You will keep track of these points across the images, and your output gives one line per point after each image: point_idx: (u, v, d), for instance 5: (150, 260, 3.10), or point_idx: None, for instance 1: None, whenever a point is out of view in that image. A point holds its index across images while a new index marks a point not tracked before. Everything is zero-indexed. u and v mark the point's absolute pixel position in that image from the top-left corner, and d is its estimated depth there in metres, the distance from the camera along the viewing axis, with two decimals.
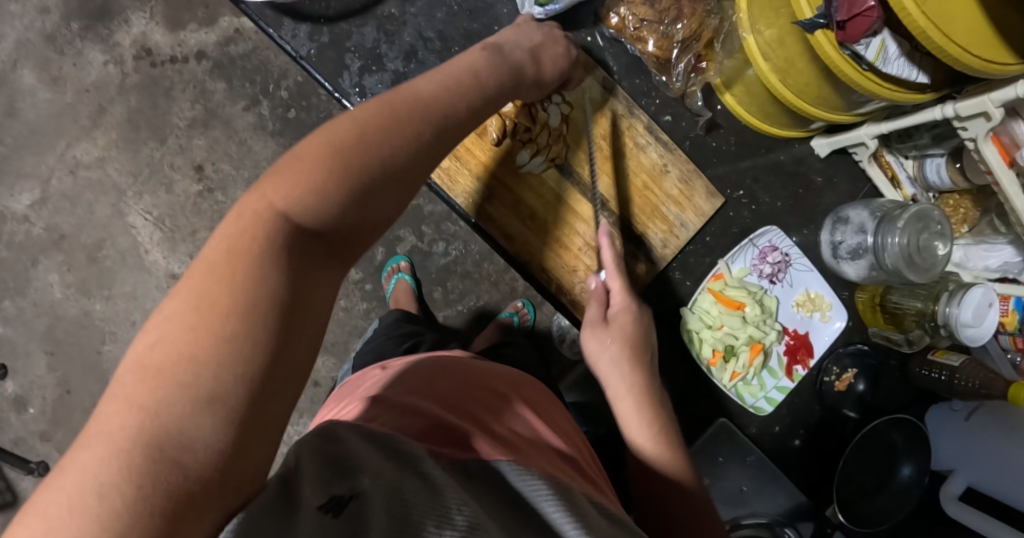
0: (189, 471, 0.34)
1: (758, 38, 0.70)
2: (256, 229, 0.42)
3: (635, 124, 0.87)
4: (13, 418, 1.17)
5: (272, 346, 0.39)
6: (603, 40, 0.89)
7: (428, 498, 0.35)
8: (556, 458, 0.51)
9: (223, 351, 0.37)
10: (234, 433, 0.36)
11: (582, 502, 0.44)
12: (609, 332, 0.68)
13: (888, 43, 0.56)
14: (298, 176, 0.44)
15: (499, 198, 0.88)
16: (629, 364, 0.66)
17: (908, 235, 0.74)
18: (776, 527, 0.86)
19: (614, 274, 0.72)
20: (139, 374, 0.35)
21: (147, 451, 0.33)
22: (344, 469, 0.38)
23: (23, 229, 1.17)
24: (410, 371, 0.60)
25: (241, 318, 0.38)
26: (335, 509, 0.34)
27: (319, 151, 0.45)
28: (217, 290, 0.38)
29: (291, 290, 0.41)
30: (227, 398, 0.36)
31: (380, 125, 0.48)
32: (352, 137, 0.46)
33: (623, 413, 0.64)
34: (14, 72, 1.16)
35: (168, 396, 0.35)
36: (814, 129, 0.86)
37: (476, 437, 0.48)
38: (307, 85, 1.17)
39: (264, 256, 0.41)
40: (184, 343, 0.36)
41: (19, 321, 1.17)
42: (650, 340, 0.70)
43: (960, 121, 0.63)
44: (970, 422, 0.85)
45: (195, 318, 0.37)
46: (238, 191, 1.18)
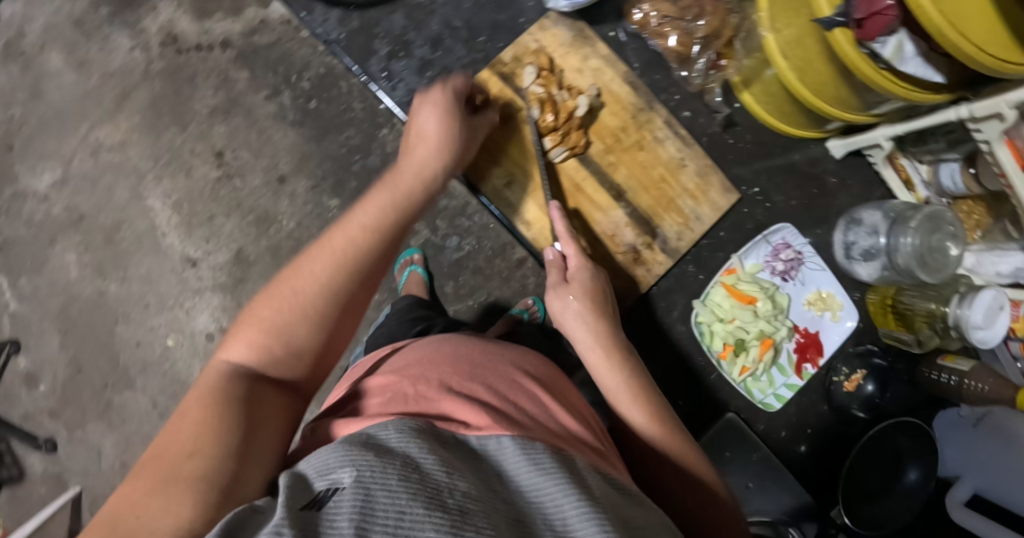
0: (187, 499, 0.40)
1: (778, 37, 0.71)
2: (210, 379, 0.51)
3: (654, 118, 0.89)
4: (23, 394, 1.19)
5: (233, 433, 0.46)
6: (626, 35, 0.92)
7: (413, 485, 0.38)
8: (563, 433, 0.53)
9: (206, 432, 0.45)
10: (223, 465, 0.43)
11: (589, 479, 0.46)
12: (569, 290, 0.77)
13: (905, 43, 0.57)
14: (257, 324, 0.55)
15: (520, 187, 0.89)
16: (593, 319, 0.73)
17: (920, 236, 0.76)
18: (780, 526, 0.85)
19: (567, 242, 0.82)
20: (143, 465, 0.43)
21: (149, 493, 0.40)
22: (334, 458, 0.41)
23: (43, 209, 1.19)
24: (419, 352, 0.63)
25: (216, 413, 0.47)
26: (323, 508, 0.37)
27: (271, 298, 0.57)
28: (195, 409, 0.47)
29: (245, 407, 0.49)
30: (206, 449, 0.44)
31: (303, 276, 0.58)
32: (275, 295, 0.56)
33: (598, 369, 0.68)
34: (42, 55, 1.19)
35: (162, 461, 0.43)
36: (830, 129, 0.86)
37: (477, 415, 0.50)
38: (329, 77, 1.18)
39: (209, 393, 0.49)
40: (176, 437, 0.45)
41: (34, 298, 1.19)
42: (607, 294, 0.79)
43: (975, 123, 0.64)
44: (977, 429, 0.84)
45: (180, 423, 0.46)
46: (255, 179, 1.19)
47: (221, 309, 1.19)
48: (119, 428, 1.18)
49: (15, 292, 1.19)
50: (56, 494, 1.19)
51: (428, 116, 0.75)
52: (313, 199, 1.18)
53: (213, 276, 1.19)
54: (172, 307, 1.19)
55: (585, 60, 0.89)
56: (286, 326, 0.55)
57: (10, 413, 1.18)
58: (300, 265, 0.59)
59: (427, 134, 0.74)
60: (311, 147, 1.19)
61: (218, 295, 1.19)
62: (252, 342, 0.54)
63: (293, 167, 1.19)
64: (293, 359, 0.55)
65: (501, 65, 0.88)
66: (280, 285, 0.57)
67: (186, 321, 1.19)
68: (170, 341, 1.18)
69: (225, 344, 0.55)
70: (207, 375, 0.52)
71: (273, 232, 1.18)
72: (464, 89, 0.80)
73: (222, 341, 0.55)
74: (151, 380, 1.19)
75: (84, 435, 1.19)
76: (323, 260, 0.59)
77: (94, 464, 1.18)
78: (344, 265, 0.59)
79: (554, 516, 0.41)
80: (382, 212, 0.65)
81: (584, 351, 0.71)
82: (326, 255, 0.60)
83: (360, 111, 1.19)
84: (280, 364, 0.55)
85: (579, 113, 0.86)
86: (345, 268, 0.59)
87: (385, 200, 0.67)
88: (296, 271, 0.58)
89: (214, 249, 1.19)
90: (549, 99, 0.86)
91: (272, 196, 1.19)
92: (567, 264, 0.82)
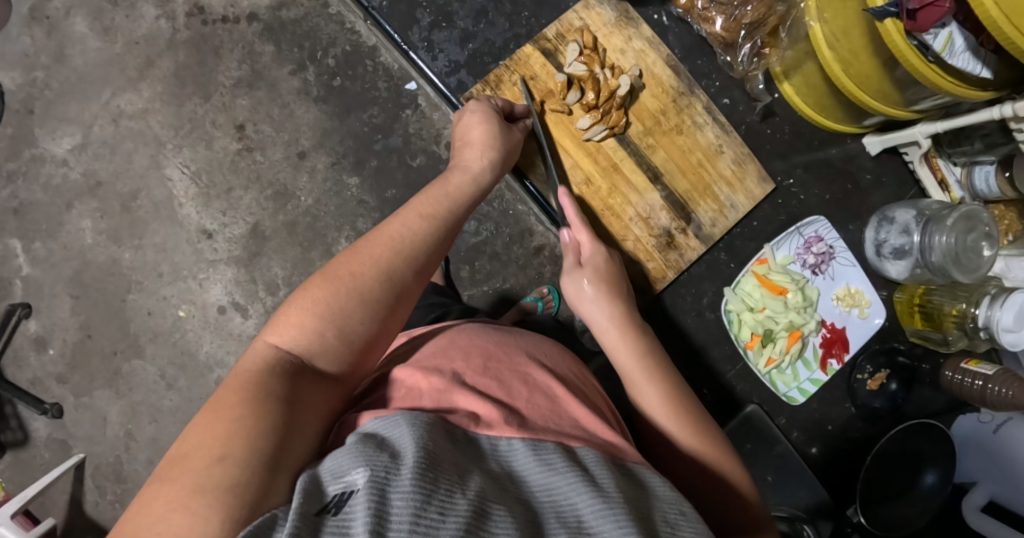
0: (209, 515, 0.39)
1: (824, 27, 0.71)
2: (255, 364, 0.52)
3: (694, 103, 0.89)
4: (32, 357, 1.18)
5: (269, 428, 0.46)
6: (669, 19, 0.92)
7: (428, 485, 0.38)
8: (576, 430, 0.52)
9: (240, 430, 0.44)
10: (250, 470, 0.42)
11: (600, 472, 0.45)
12: (582, 275, 0.75)
13: (955, 36, 0.56)
14: (307, 307, 0.56)
15: (559, 164, 0.88)
16: (607, 300, 0.72)
17: (956, 234, 0.76)
18: (795, 522, 0.85)
19: (578, 227, 0.79)
20: (170, 467, 0.43)
21: (173, 503, 0.40)
22: (346, 460, 0.41)
23: (61, 172, 1.19)
24: (437, 340, 0.62)
25: (250, 406, 0.46)
26: (334, 514, 0.37)
27: (325, 280, 0.57)
28: (232, 399, 0.47)
29: (285, 399, 0.49)
30: (235, 454, 0.43)
31: (358, 261, 0.60)
32: (329, 278, 0.58)
33: (615, 350, 0.67)
34: (67, 20, 1.18)
35: (189, 465, 0.42)
36: (867, 125, 0.87)
37: (491, 412, 0.50)
38: (355, 55, 1.18)
39: (252, 381, 0.49)
40: (206, 435, 0.44)
41: (48, 263, 1.18)
42: (622, 275, 0.77)
43: (1018, 122, 0.63)
44: (998, 434, 0.85)
45: (213, 417, 0.45)
46: (276, 153, 1.18)
47: (234, 283, 1.18)
48: (127, 396, 1.18)
49: (28, 255, 1.18)
50: (59, 459, 1.19)
51: (473, 121, 0.79)
52: (333, 176, 1.17)
53: (227, 249, 1.19)
54: (185, 277, 1.19)
55: (628, 41, 0.89)
56: (338, 313, 0.56)
57: (17, 376, 1.18)
58: (355, 252, 0.61)
59: (469, 140, 0.78)
60: (334, 124, 1.18)
61: (233, 268, 1.18)
62: (302, 327, 0.55)
63: (314, 144, 1.18)
64: (343, 348, 0.56)
65: (544, 41, 0.89)
66: (333, 272, 0.58)
67: (199, 292, 1.18)
68: (182, 312, 1.18)
69: (272, 326, 0.55)
70: (254, 357, 0.53)
71: (291, 208, 1.18)
72: (506, 105, 0.83)
73: (268, 323, 0.56)
74: (160, 349, 1.18)
75: (91, 402, 1.18)
76: (376, 250, 0.61)
77: (100, 431, 1.18)
78: (398, 258, 0.62)
79: (569, 514, 0.42)
80: (437, 211, 0.69)
81: (600, 334, 0.70)
82: (378, 245, 0.62)
83: (385, 90, 1.18)
84: (329, 353, 0.55)
85: (622, 93, 0.86)
86: (397, 262, 0.62)
87: (434, 199, 0.70)
88: (351, 260, 0.60)
89: (231, 222, 1.18)
90: (593, 79, 0.86)
91: (291, 171, 1.18)
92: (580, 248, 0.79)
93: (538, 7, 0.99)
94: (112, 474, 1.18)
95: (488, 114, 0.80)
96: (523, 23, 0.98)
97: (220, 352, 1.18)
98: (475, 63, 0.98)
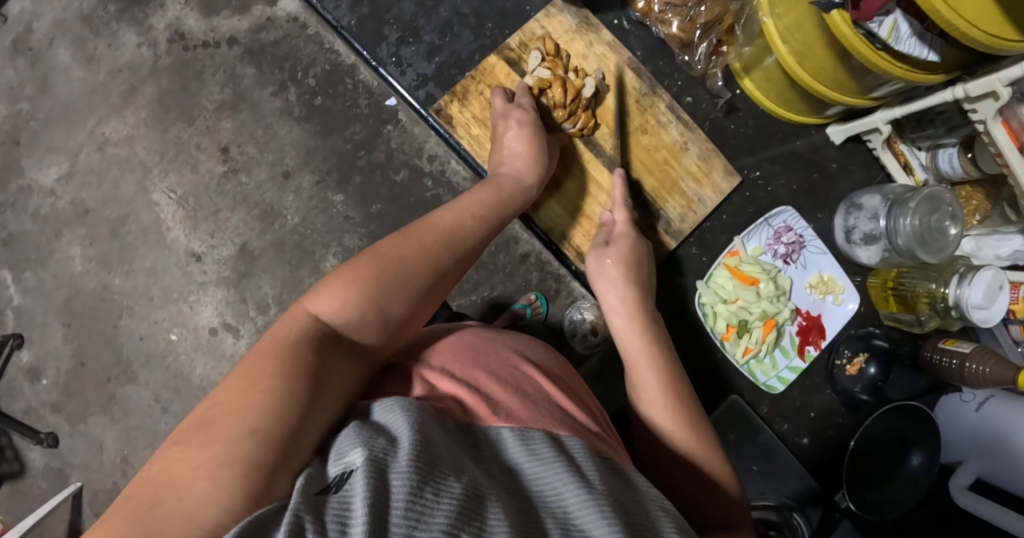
0: (231, 488, 0.41)
1: (776, 22, 0.73)
2: (295, 331, 0.54)
3: (657, 102, 0.92)
4: (26, 387, 1.19)
5: (298, 404, 0.48)
6: (629, 23, 0.94)
7: (423, 466, 0.40)
8: (565, 418, 0.55)
9: (269, 404, 0.46)
10: (273, 446, 0.44)
11: (586, 464, 0.47)
12: (607, 252, 0.83)
13: (900, 23, 0.59)
14: (354, 281, 0.59)
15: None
16: (626, 282, 0.79)
17: (919, 216, 0.78)
18: (785, 511, 0.88)
19: (619, 208, 0.86)
20: (196, 432, 0.44)
21: (198, 471, 0.41)
22: (347, 444, 0.44)
23: (49, 202, 1.20)
24: (432, 340, 0.64)
25: (284, 380, 0.48)
26: (335, 493, 0.39)
27: (376, 259, 0.62)
28: (269, 366, 0.49)
29: (312, 380, 0.50)
30: (263, 429, 0.45)
31: (406, 247, 0.65)
32: (379, 258, 0.62)
33: (622, 330, 0.75)
34: (50, 51, 1.20)
35: (216, 433, 0.44)
36: (829, 115, 0.89)
37: (473, 400, 0.53)
38: (334, 74, 1.20)
39: (297, 347, 0.52)
40: (238, 405, 0.46)
41: (39, 292, 1.19)
42: (646, 264, 0.83)
43: (971, 103, 0.66)
44: (980, 413, 0.85)
45: (249, 385, 0.47)
46: (261, 173, 1.20)
47: (224, 304, 1.19)
48: (122, 421, 1.19)
49: (19, 285, 1.19)
50: (56, 489, 1.19)
51: (518, 135, 0.84)
52: (318, 194, 1.19)
53: (217, 271, 1.20)
54: (176, 300, 1.20)
55: (590, 46, 0.92)
56: (383, 293, 0.60)
57: (12, 407, 1.19)
58: (404, 238, 0.66)
59: (518, 151, 0.83)
60: (317, 142, 1.20)
61: (223, 289, 1.19)
62: (344, 303, 0.58)
63: (298, 163, 1.20)
64: (380, 329, 0.59)
65: (508, 51, 0.92)
66: (382, 253, 0.63)
67: (190, 314, 1.19)
68: (174, 335, 1.19)
69: (313, 294, 0.58)
70: (294, 322, 0.55)
71: (278, 226, 1.19)
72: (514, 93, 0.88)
73: (309, 290, 0.58)
74: (154, 373, 1.19)
75: (87, 429, 1.19)
76: (427, 236, 0.67)
77: (96, 459, 1.19)
78: (441, 247, 0.68)
79: (556, 507, 0.42)
80: (479, 215, 0.74)
81: (610, 313, 0.77)
82: (428, 234, 0.68)
83: (366, 107, 1.20)
84: (366, 330, 0.58)
85: (587, 95, 0.88)
86: (439, 251, 0.68)
87: (473, 202, 0.76)
88: (400, 244, 0.65)
89: (219, 243, 1.19)
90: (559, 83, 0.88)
91: (277, 190, 1.20)
92: (613, 229, 0.86)
93: (501, 19, 1.01)
94: (110, 500, 1.18)
95: (535, 127, 0.84)
96: (487, 34, 1.00)
97: (213, 374, 1.19)
98: (443, 75, 1.00)
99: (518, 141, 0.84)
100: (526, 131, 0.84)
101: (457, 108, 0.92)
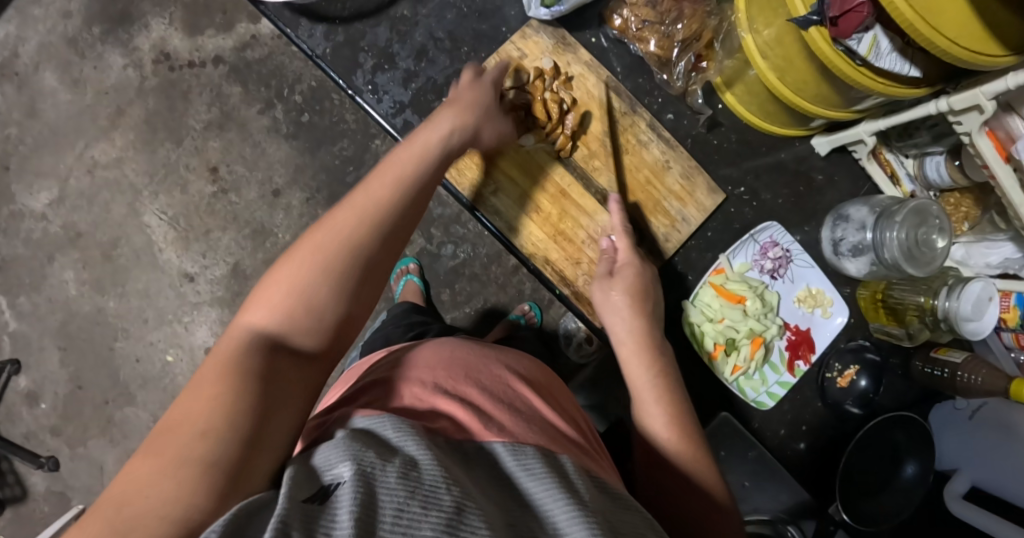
0: (195, 485, 0.40)
1: (756, 37, 0.75)
2: (227, 347, 0.51)
3: (637, 121, 0.92)
4: (25, 412, 1.19)
5: (248, 402, 0.46)
6: (607, 41, 0.95)
7: (413, 482, 0.38)
8: (555, 434, 0.54)
9: (219, 404, 0.45)
10: (231, 442, 0.43)
11: (577, 481, 0.46)
12: (613, 284, 0.80)
13: (880, 38, 0.58)
14: (280, 284, 0.55)
15: (508, 194, 0.92)
16: (630, 315, 0.76)
17: (906, 229, 0.77)
18: (778, 525, 0.85)
19: (620, 235, 0.84)
20: (152, 440, 0.43)
21: (158, 473, 0.40)
22: (332, 453, 0.41)
23: (41, 227, 1.20)
24: (415, 352, 0.62)
25: (227, 381, 0.47)
26: (323, 503, 0.37)
27: (303, 251, 0.58)
28: (208, 375, 0.47)
29: (261, 382, 0.48)
30: (216, 428, 0.44)
31: (327, 235, 0.59)
32: (300, 255, 0.58)
33: (630, 362, 0.71)
34: (36, 74, 1.20)
35: (169, 439, 0.43)
36: (814, 126, 0.89)
37: (468, 416, 0.51)
38: (320, 90, 1.19)
39: (229, 360, 0.49)
40: (191, 409, 0.45)
41: (34, 316, 1.19)
42: (652, 291, 0.80)
43: (955, 115, 0.66)
44: (973, 421, 0.88)
45: (195, 392, 0.46)
46: (251, 193, 1.19)
47: (220, 324, 1.19)
48: (121, 444, 1.19)
49: (14, 310, 1.19)
50: (58, 512, 1.19)
51: (468, 89, 0.80)
52: (308, 211, 1.19)
53: (210, 291, 1.20)
54: (170, 321, 1.20)
55: (568, 66, 0.92)
56: (308, 287, 0.55)
57: (11, 432, 1.19)
58: (326, 224, 0.61)
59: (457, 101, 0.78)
60: (306, 159, 1.19)
61: (217, 309, 1.19)
62: (274, 304, 0.54)
63: (287, 181, 1.19)
64: (319, 326, 0.55)
65: None
66: (303, 249, 0.58)
67: (185, 335, 1.19)
68: (170, 357, 1.19)
69: (246, 308, 0.55)
70: (227, 339, 0.52)
71: (270, 245, 1.19)
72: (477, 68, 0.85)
73: (242, 305, 0.55)
74: (152, 395, 1.19)
75: (86, 452, 1.19)
76: (344, 219, 0.61)
77: (97, 481, 1.19)
78: (373, 217, 0.62)
79: (547, 520, 0.42)
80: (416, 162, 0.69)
81: (617, 343, 0.75)
82: (349, 213, 0.62)
83: (353, 122, 1.19)
84: (305, 331, 0.54)
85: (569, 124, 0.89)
86: (370, 222, 0.62)
87: (402, 169, 0.68)
88: (325, 228, 0.60)
89: (212, 263, 1.19)
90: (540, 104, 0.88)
91: (267, 209, 1.19)
92: (616, 256, 0.84)
93: (478, 41, 1.00)
94: None
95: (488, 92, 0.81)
96: (464, 57, 0.99)
97: None
98: (420, 102, 0.98)
99: (464, 91, 0.80)
100: (478, 92, 0.80)
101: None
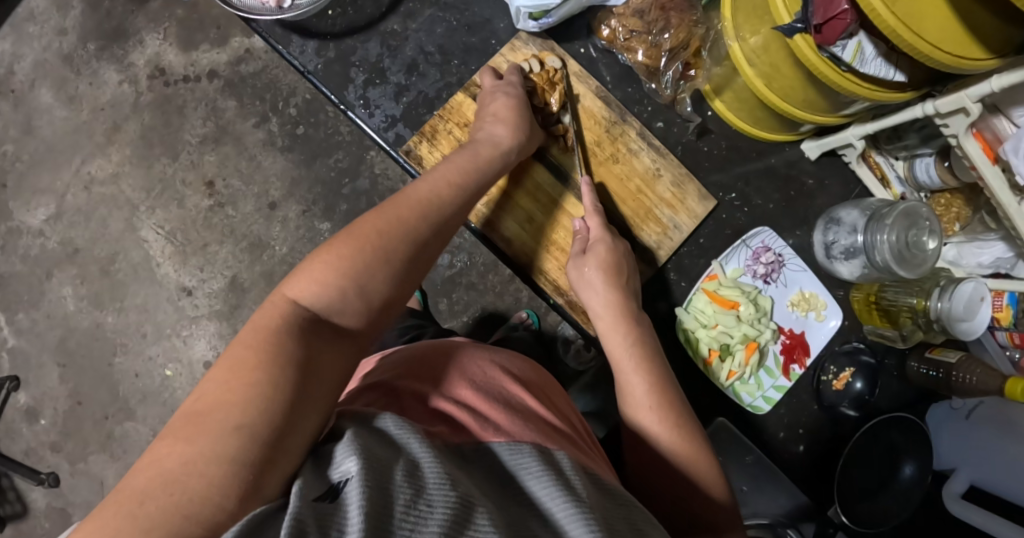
0: (223, 487, 0.41)
1: (742, 45, 0.76)
2: (275, 318, 0.53)
3: (628, 130, 0.93)
4: (25, 428, 1.19)
5: (281, 395, 0.47)
6: (595, 51, 0.95)
7: (417, 481, 0.39)
8: (552, 432, 0.54)
9: (256, 397, 0.46)
10: (261, 442, 0.44)
11: (574, 477, 0.47)
12: (586, 260, 0.83)
13: (864, 44, 0.59)
14: (332, 264, 0.58)
15: (500, 204, 0.92)
16: (607, 285, 0.80)
17: (897, 232, 0.78)
18: (777, 528, 0.89)
19: (591, 214, 0.86)
20: (183, 427, 0.44)
21: (186, 469, 0.41)
22: (341, 452, 0.42)
23: (38, 243, 1.20)
24: (411, 351, 0.62)
25: (268, 369, 0.47)
26: (333, 500, 0.37)
27: (358, 232, 0.61)
28: (249, 355, 0.48)
29: (299, 371, 0.49)
30: (252, 424, 0.44)
31: (382, 222, 0.63)
32: (355, 235, 0.61)
33: (608, 334, 0.76)
34: (33, 92, 1.21)
35: (203, 429, 0.43)
36: (803, 132, 0.90)
37: (466, 418, 0.52)
38: (315, 103, 1.19)
39: (279, 332, 0.51)
40: (227, 398, 0.45)
41: (33, 332, 1.20)
42: (625, 265, 0.84)
43: (942, 118, 0.66)
44: (971, 420, 0.89)
45: (234, 378, 0.46)
46: (247, 206, 1.20)
47: (218, 337, 1.20)
48: (121, 459, 1.19)
49: (13, 327, 1.20)
50: (59, 529, 1.19)
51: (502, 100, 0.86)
52: (305, 223, 1.19)
53: (208, 304, 1.20)
54: (169, 335, 1.20)
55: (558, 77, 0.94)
56: (361, 269, 0.58)
57: (11, 448, 1.19)
58: (381, 212, 0.65)
59: (500, 116, 0.85)
60: (301, 172, 1.20)
61: (215, 322, 1.20)
62: (323, 283, 0.57)
63: (283, 194, 1.20)
64: (363, 308, 0.58)
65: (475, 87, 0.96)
66: (357, 231, 0.62)
67: (184, 349, 1.19)
68: (169, 371, 1.19)
69: (292, 282, 0.57)
70: (276, 309, 0.54)
71: (267, 258, 1.19)
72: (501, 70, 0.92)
73: (288, 278, 0.57)
74: (151, 409, 1.19)
75: (86, 467, 1.19)
76: (403, 210, 0.66)
77: (97, 497, 1.19)
78: (422, 215, 0.67)
79: (545, 517, 0.43)
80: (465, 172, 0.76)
81: (595, 317, 0.79)
82: (405, 208, 0.67)
83: (348, 134, 1.20)
84: (350, 310, 0.57)
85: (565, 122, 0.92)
86: (422, 219, 0.67)
87: (454, 179, 0.74)
88: (378, 216, 0.64)
89: (209, 277, 1.20)
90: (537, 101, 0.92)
91: (264, 222, 1.20)
92: (589, 235, 0.86)
93: (467, 54, 1.00)
94: None
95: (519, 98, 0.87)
96: (454, 71, 1.00)
97: None
98: (412, 115, 0.99)
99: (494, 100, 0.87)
100: (511, 99, 0.86)
101: (427, 148, 0.95)
